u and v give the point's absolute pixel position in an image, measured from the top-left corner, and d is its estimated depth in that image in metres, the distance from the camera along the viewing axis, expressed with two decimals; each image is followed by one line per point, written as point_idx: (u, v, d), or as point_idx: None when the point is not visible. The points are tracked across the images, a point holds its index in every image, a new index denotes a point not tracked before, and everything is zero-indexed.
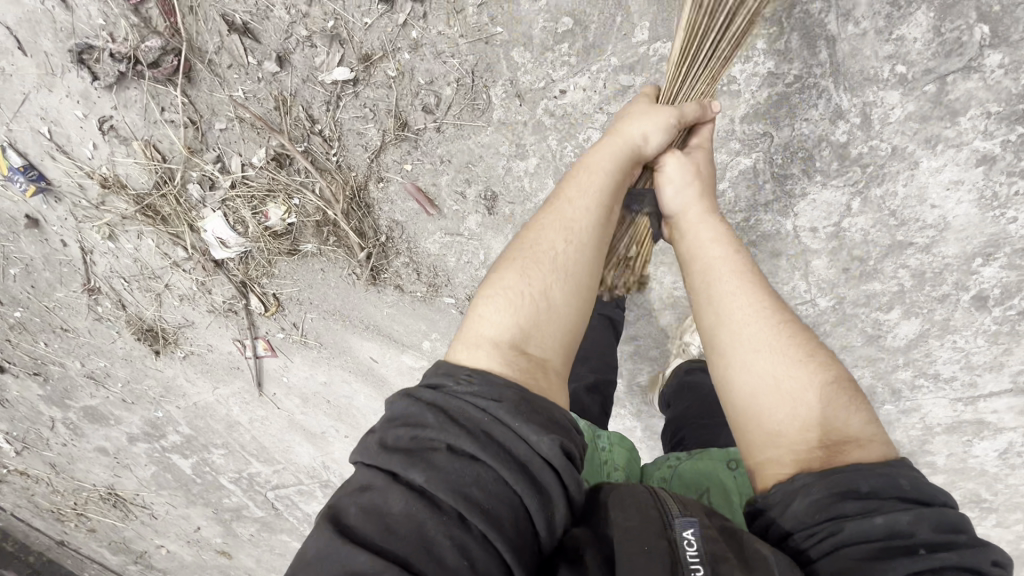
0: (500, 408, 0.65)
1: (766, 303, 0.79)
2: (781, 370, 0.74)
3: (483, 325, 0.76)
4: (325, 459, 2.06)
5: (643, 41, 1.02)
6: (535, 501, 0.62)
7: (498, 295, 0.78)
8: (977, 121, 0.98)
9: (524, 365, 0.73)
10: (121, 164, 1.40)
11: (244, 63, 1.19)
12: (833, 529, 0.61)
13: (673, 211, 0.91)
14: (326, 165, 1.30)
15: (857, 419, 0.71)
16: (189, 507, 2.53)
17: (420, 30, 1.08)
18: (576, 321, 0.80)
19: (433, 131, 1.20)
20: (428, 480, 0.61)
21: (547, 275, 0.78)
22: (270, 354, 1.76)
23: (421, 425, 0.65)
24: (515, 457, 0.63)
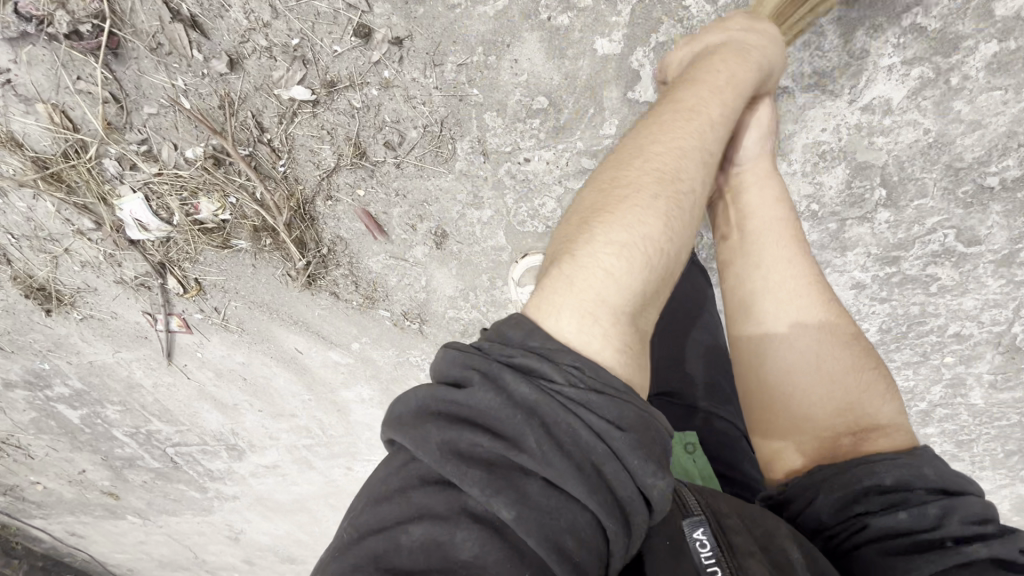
0: (630, 452, 0.52)
1: (811, 292, 0.93)
2: (822, 356, 0.88)
3: (592, 285, 0.63)
4: (236, 425, 2.07)
5: (608, 135, 1.06)
6: (621, 546, 0.53)
7: (622, 241, 0.66)
8: (860, 258, 1.17)
9: (632, 343, 0.63)
10: (17, 122, 1.22)
11: (186, 55, 1.07)
12: (860, 522, 0.72)
13: (756, 175, 0.98)
14: (271, 174, 1.23)
15: (887, 410, 0.84)
16: (73, 452, 2.42)
17: (393, 71, 1.04)
18: (664, 294, 0.72)
19: (391, 165, 1.18)
20: (515, 518, 0.49)
21: (657, 236, 0.68)
22: (184, 330, 1.70)
23: (514, 445, 0.51)
24: (618, 499, 0.53)
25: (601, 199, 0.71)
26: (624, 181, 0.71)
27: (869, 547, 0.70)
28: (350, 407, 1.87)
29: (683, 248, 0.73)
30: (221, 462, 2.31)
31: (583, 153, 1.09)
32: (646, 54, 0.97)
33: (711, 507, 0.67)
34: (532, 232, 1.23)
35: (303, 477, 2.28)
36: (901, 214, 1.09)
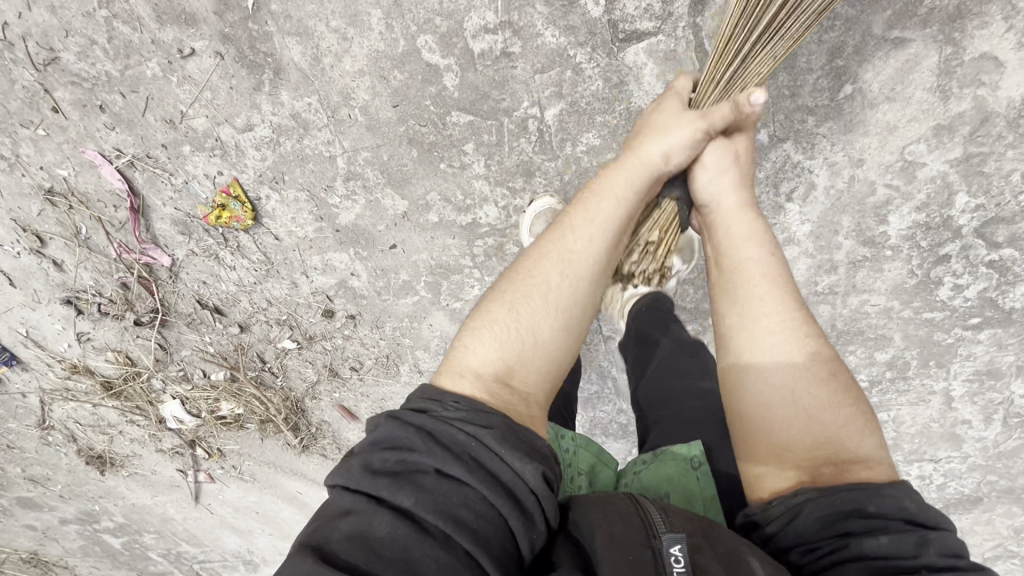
0: (493, 438, 0.68)
1: (799, 334, 0.82)
2: (800, 388, 0.79)
3: (476, 359, 0.79)
4: (251, 544, 2.49)
5: None
6: (517, 521, 0.65)
7: (518, 316, 0.82)
8: None
9: (503, 397, 0.76)
10: (93, 359, 1.73)
11: (211, 323, 1.57)
12: (840, 544, 0.66)
13: (720, 200, 0.92)
14: (272, 385, 1.72)
15: (868, 441, 0.75)
16: (114, 569, 2.83)
17: (351, 330, 1.53)
18: (561, 352, 0.84)
19: (356, 378, 1.66)
20: (415, 501, 0.63)
21: (534, 308, 0.82)
22: (209, 480, 2.16)
23: (411, 450, 0.67)
24: (502, 482, 0.66)
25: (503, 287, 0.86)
26: (525, 267, 0.86)
27: (846, 567, 0.64)
28: None
29: (575, 310, 0.84)
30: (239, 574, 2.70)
31: None
32: None
33: (672, 524, 0.67)
34: None
35: None
36: None
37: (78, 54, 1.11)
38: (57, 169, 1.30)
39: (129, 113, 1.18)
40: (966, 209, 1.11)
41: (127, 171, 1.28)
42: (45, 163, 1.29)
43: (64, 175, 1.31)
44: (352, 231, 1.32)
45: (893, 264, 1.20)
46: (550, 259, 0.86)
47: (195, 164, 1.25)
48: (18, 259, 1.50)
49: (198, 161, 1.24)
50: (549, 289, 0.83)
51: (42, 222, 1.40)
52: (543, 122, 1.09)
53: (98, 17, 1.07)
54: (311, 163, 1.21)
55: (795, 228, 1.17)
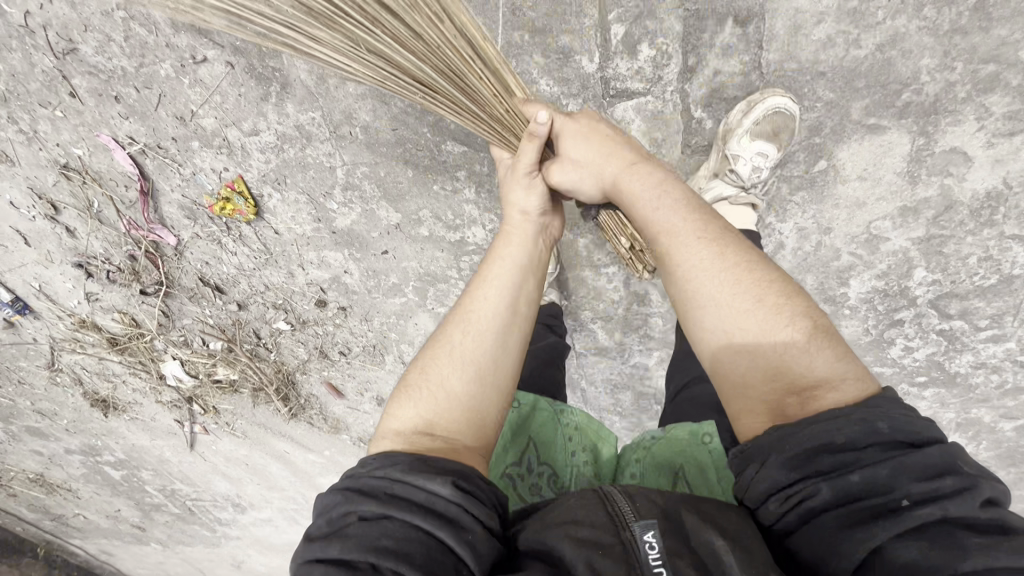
0: (397, 468, 0.65)
1: (727, 275, 0.74)
2: (737, 325, 0.72)
3: (400, 420, 0.73)
4: (240, 490, 2.68)
5: None
6: (446, 531, 0.61)
7: (431, 377, 0.74)
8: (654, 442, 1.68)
9: (431, 447, 0.69)
10: (101, 317, 1.84)
11: (211, 299, 1.67)
12: (812, 492, 0.61)
13: (605, 177, 0.85)
14: (266, 358, 1.83)
15: (819, 360, 0.69)
16: (113, 496, 3.06)
17: (342, 320, 1.63)
18: (481, 399, 0.74)
19: (344, 361, 1.77)
20: (340, 549, 0.59)
21: (443, 369, 0.74)
22: (203, 432, 2.32)
23: (334, 507, 0.64)
24: (420, 503, 0.63)
25: (418, 356, 0.78)
26: (433, 338, 0.78)
27: (819, 520, 0.61)
28: (325, 487, 2.46)
29: (488, 359, 0.75)
30: (227, 514, 2.92)
31: None
32: None
33: (639, 510, 0.64)
34: None
35: (291, 529, 2.88)
36: None
37: (96, 48, 1.16)
38: (73, 147, 1.36)
39: (142, 106, 1.24)
40: (923, 282, 1.17)
41: (138, 157, 1.34)
42: (61, 141, 1.36)
43: (79, 154, 1.38)
44: (347, 234, 1.39)
45: (849, 322, 1.25)
46: (455, 318, 0.78)
47: (202, 159, 1.31)
48: (33, 222, 1.59)
49: (206, 156, 1.30)
50: (466, 338, 0.76)
51: (57, 192, 1.48)
52: None
53: (116, 17, 1.11)
54: (312, 170, 1.27)
55: None
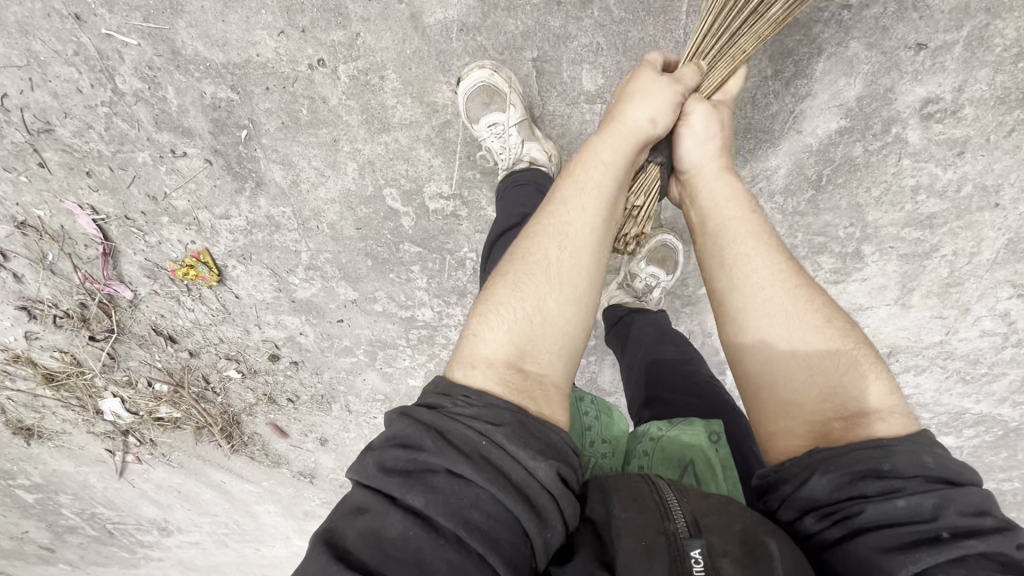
0: (507, 437, 0.63)
1: (787, 271, 0.75)
2: (797, 341, 0.71)
3: (484, 347, 0.72)
4: (169, 514, 2.68)
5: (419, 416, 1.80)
6: (532, 522, 0.61)
7: (525, 298, 0.74)
8: None
9: (521, 384, 0.69)
10: (40, 353, 1.84)
11: (161, 346, 1.73)
12: (854, 509, 0.59)
13: (703, 168, 0.86)
14: (212, 400, 1.91)
15: (876, 390, 0.67)
16: (21, 517, 2.93)
17: (293, 371, 1.75)
18: (580, 321, 0.75)
19: (291, 406, 1.88)
20: (427, 503, 0.59)
21: (540, 288, 0.74)
22: (136, 461, 2.32)
23: (418, 447, 0.62)
24: (513, 482, 0.61)
25: (506, 266, 0.78)
26: (525, 242, 0.78)
27: (859, 540, 0.58)
28: (259, 512, 2.53)
29: (585, 283, 0.75)
30: (151, 536, 2.89)
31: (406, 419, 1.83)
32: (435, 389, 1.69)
33: (692, 508, 0.63)
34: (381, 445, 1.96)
35: (219, 551, 2.90)
36: None
37: (74, 132, 1.23)
38: (34, 208, 1.41)
39: (114, 183, 1.32)
40: None
41: (103, 223, 1.41)
42: (23, 201, 1.40)
43: (39, 214, 1.42)
44: (306, 304, 1.53)
45: None
46: (537, 241, 0.78)
47: (170, 232, 1.41)
48: None
49: (174, 229, 1.40)
50: (563, 270, 0.75)
51: (9, 243, 1.51)
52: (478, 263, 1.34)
53: (99, 112, 1.19)
54: (277, 251, 1.41)
55: None
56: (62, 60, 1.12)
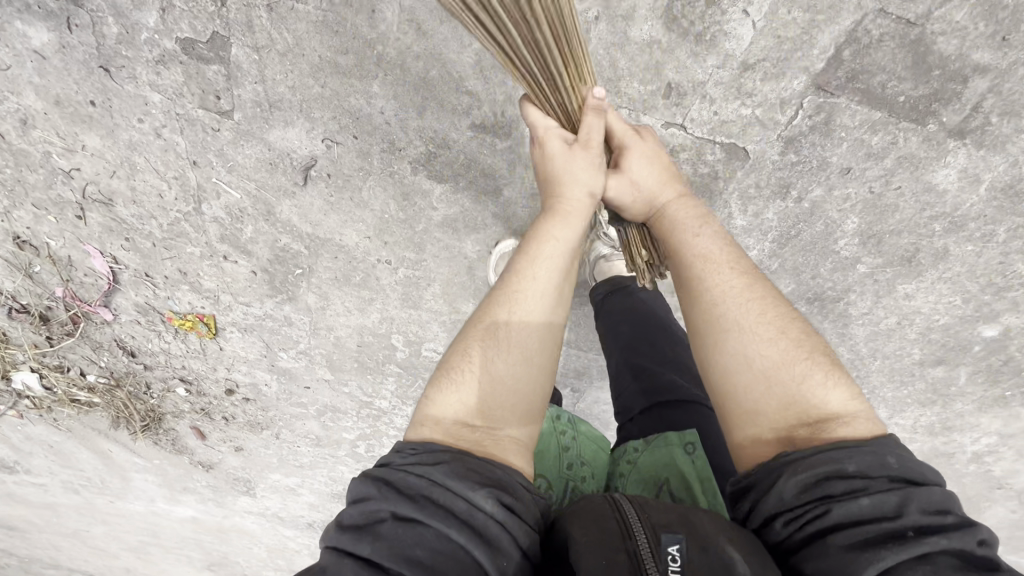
0: (445, 473, 0.66)
1: (741, 286, 0.81)
2: (756, 352, 0.76)
3: (441, 409, 0.77)
4: (24, 457, 2.63)
5: (341, 454, 2.17)
6: (479, 550, 0.62)
7: (489, 357, 0.79)
8: None
9: (469, 439, 0.74)
10: None
11: (117, 354, 1.84)
12: (821, 512, 0.63)
13: (652, 200, 0.93)
14: (142, 401, 2.03)
15: (835, 396, 0.72)
16: None
17: (239, 403, 1.98)
18: (528, 377, 0.80)
19: (223, 422, 2.11)
20: (374, 551, 0.61)
21: (489, 351, 0.79)
22: (15, 416, 2.29)
23: (367, 498, 0.66)
24: (457, 513, 0.64)
25: (460, 338, 0.82)
26: (478, 318, 0.83)
27: (826, 540, 0.61)
28: (132, 478, 2.64)
29: (535, 344, 0.81)
30: None
31: (325, 454, 2.19)
32: (364, 444, 2.08)
33: (653, 520, 0.63)
34: (293, 462, 2.29)
35: (64, 495, 2.89)
36: None
37: (135, 214, 1.37)
38: (47, 236, 1.47)
39: (151, 251, 1.47)
40: None
41: (118, 269, 1.53)
42: (37, 228, 1.45)
43: (51, 242, 1.48)
44: (282, 369, 1.80)
45: None
46: (502, 300, 0.83)
47: (184, 295, 1.58)
48: None
49: (189, 295, 1.58)
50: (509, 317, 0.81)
51: None
52: None
53: (170, 213, 1.36)
54: (279, 335, 1.67)
55: None
56: (159, 175, 1.28)
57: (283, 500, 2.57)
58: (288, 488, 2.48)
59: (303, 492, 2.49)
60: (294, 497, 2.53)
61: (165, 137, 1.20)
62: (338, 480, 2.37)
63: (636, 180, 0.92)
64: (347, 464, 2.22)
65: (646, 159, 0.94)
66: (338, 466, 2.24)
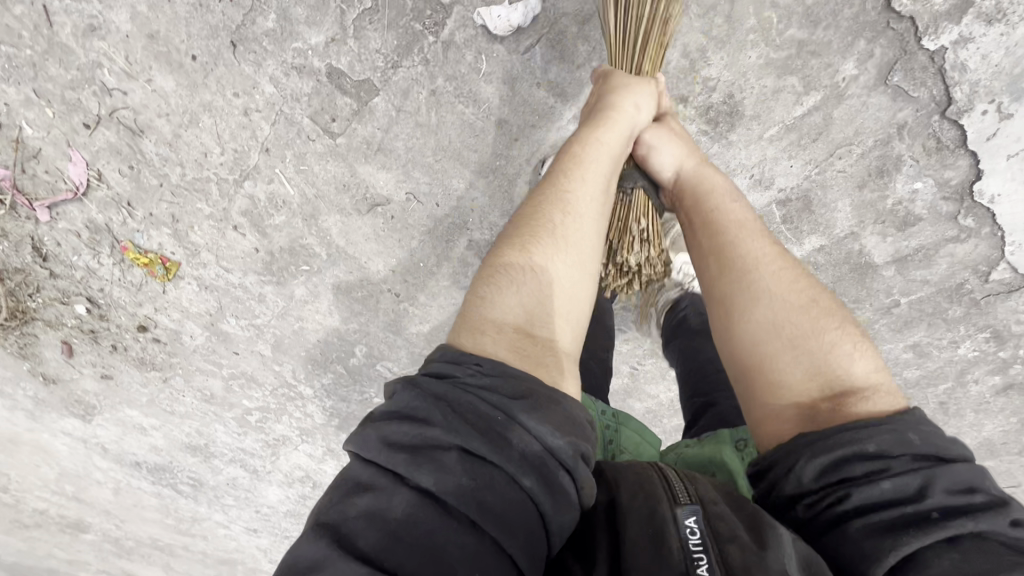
0: (526, 414, 0.67)
1: (773, 260, 0.95)
2: (787, 319, 0.88)
3: (496, 310, 0.80)
4: None
5: (228, 416, 2.12)
6: (545, 503, 0.65)
7: (546, 257, 0.85)
8: (292, 495, 2.52)
9: (532, 345, 0.78)
10: None
11: (23, 249, 1.60)
12: (841, 496, 0.72)
13: (688, 166, 1.08)
14: (14, 301, 1.75)
15: (859, 367, 0.83)
16: None
17: (143, 339, 1.84)
18: (576, 286, 0.87)
19: (105, 350, 1.91)
20: (437, 480, 0.62)
21: (552, 253, 0.86)
22: None
23: (430, 421, 0.65)
24: (527, 459, 0.65)
25: (508, 239, 0.88)
26: (530, 218, 0.90)
27: (847, 527, 0.70)
28: None
29: (586, 249, 0.90)
30: None
31: (206, 410, 2.11)
32: (258, 414, 2.08)
33: (699, 493, 0.71)
34: (162, 406, 2.15)
35: None
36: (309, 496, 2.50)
37: (162, 154, 1.29)
38: (25, 121, 1.28)
39: (152, 187, 1.37)
40: None
41: (95, 185, 1.39)
42: (20, 109, 1.27)
43: (28, 128, 1.30)
44: (220, 331, 1.75)
45: None
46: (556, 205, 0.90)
47: (160, 235, 1.48)
48: None
49: (166, 237, 1.49)
50: (575, 232, 0.89)
51: None
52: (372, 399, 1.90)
53: (204, 171, 1.31)
54: (239, 305, 1.64)
55: None
56: (217, 139, 1.24)
57: (123, 434, 2.35)
58: (138, 425, 2.30)
59: (153, 434, 2.32)
60: (139, 436, 2.35)
61: (253, 119, 1.19)
62: (201, 435, 2.27)
63: (666, 149, 1.08)
64: (226, 425, 2.17)
65: (677, 138, 1.09)
66: (215, 423, 2.17)
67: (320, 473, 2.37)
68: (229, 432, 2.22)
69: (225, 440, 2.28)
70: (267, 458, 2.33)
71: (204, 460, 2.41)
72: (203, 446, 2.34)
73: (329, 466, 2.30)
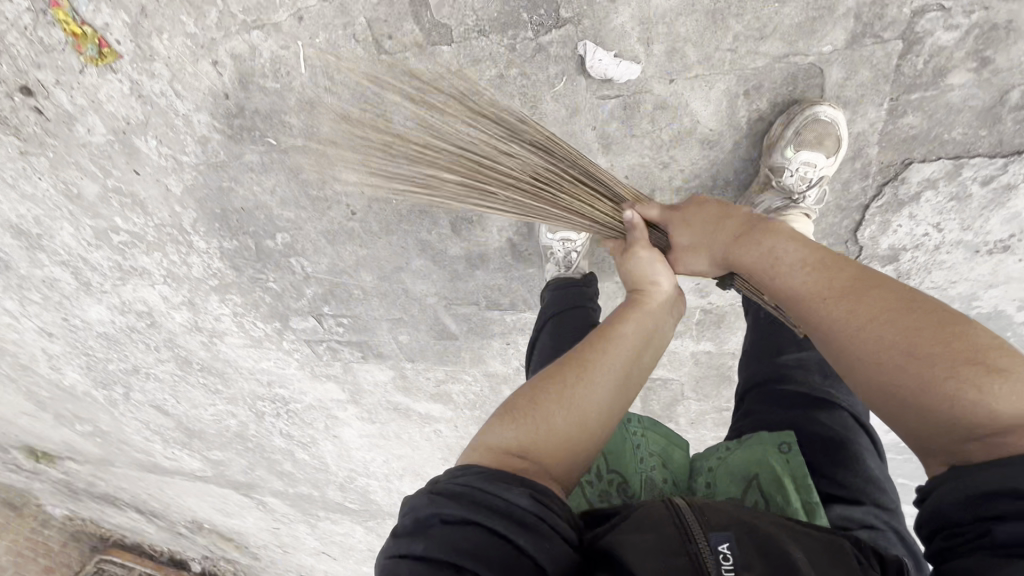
0: (480, 479, 0.70)
1: (847, 317, 0.72)
2: (889, 379, 0.67)
3: (490, 436, 0.77)
4: None
5: (84, 222, 1.83)
6: (521, 538, 0.66)
7: (525, 420, 0.77)
8: (118, 323, 2.29)
9: (512, 462, 0.74)
10: None
11: None
12: (982, 530, 0.60)
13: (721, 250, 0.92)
14: None
15: (1004, 403, 0.60)
16: None
17: (16, 101, 1.49)
18: (557, 423, 0.77)
19: None
20: (425, 545, 0.65)
21: (535, 413, 0.78)
22: None
23: (417, 508, 0.70)
24: (493, 507, 0.68)
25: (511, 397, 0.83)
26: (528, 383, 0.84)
27: (979, 555, 0.60)
28: None
29: (584, 406, 0.78)
30: None
31: (60, 204, 1.80)
32: (123, 236, 1.83)
33: (708, 520, 0.69)
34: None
35: None
36: (138, 330, 2.30)
37: None
38: None
39: None
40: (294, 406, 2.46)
41: None
42: None
43: None
44: (127, 143, 1.50)
45: (263, 390, 2.41)
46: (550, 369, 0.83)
47: (117, 17, 1.26)
48: None
49: (123, 23, 1.27)
50: (561, 403, 0.78)
51: None
52: (265, 281, 1.81)
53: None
54: (170, 133, 1.43)
55: (258, 365, 2.25)
56: None
57: None
58: None
59: None
60: None
61: None
62: (36, 224, 1.93)
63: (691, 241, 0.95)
64: (76, 227, 1.88)
65: (717, 221, 0.93)
66: (64, 221, 1.86)
67: (163, 318, 2.18)
68: (74, 236, 1.92)
69: (63, 242, 1.96)
70: (107, 280, 2.07)
71: (22, 248, 2.05)
72: (30, 235, 1.98)
73: (177, 315, 2.13)
